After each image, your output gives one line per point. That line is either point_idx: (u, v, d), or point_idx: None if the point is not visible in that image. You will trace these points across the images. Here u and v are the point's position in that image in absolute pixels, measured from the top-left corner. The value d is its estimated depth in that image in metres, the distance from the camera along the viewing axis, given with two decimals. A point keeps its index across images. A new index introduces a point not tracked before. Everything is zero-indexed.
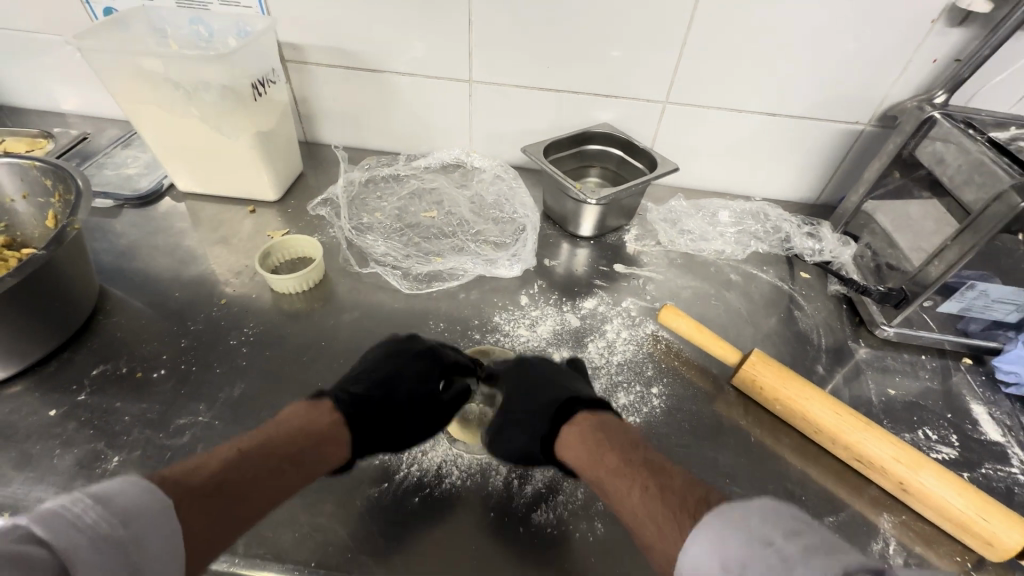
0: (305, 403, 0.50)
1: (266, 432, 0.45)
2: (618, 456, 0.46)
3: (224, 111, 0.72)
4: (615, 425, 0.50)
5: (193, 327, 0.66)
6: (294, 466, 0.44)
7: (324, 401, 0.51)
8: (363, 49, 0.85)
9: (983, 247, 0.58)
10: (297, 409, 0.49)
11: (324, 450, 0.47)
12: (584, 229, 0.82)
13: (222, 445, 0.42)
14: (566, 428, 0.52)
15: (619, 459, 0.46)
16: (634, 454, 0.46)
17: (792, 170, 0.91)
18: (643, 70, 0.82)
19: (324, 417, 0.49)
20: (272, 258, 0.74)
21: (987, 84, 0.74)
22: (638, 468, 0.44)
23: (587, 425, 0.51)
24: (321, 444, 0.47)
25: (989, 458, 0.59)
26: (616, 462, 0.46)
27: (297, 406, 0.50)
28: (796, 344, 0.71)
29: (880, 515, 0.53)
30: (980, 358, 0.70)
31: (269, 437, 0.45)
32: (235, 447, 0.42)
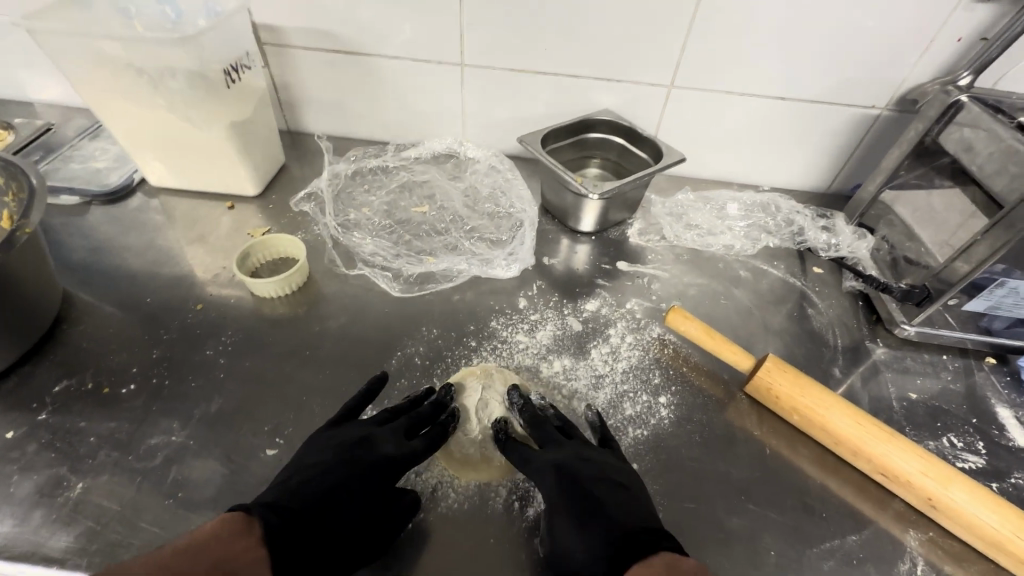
0: (235, 526, 0.35)
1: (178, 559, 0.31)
2: None
3: (194, 99, 0.66)
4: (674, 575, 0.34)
5: (166, 335, 0.61)
6: None
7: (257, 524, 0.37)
8: (346, 31, 0.79)
9: (1017, 242, 0.54)
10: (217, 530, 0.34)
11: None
12: (585, 224, 0.78)
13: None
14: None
15: None
16: None
17: (803, 159, 0.87)
18: (647, 51, 0.77)
19: (250, 554, 0.34)
20: (251, 259, 0.69)
21: (1015, 65, 0.69)
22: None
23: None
24: None
25: (1018, 467, 0.55)
26: None
27: (218, 525, 0.35)
28: (811, 345, 0.67)
29: (906, 531, 0.50)
30: (1003, 358, 0.66)
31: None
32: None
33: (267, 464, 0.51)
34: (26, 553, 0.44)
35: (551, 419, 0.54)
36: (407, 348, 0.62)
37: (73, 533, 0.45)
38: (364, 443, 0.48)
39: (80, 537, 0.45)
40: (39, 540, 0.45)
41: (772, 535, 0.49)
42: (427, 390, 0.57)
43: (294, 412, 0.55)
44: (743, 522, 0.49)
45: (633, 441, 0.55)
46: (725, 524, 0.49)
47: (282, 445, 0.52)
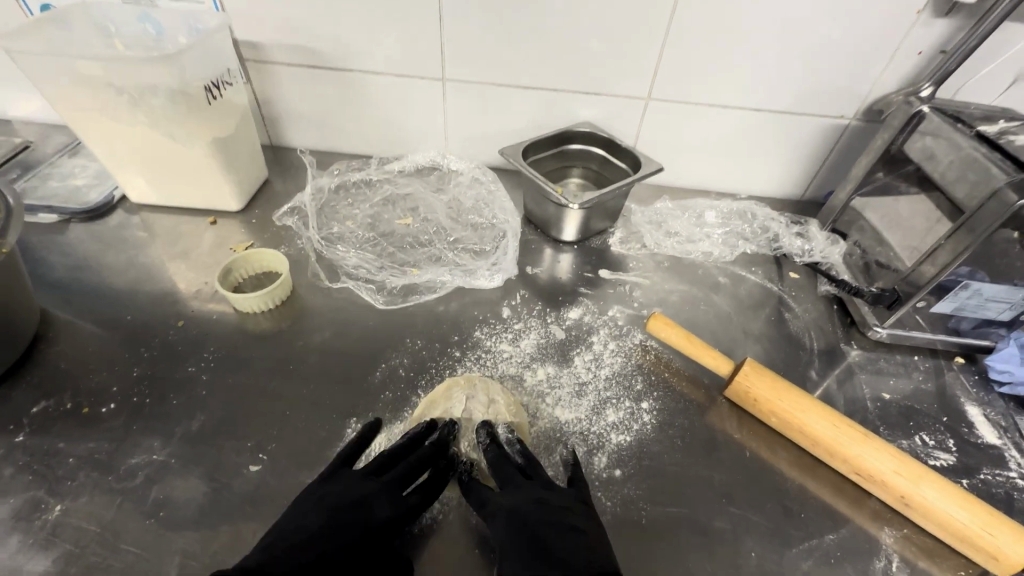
0: None
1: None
2: None
3: (175, 116, 0.66)
4: None
5: (147, 353, 0.61)
6: None
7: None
8: (328, 47, 0.80)
9: (978, 246, 0.56)
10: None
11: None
12: (567, 234, 0.79)
13: None
14: None
15: None
16: None
17: (777, 167, 0.89)
18: (624, 65, 0.79)
19: None
20: (234, 274, 0.69)
21: (972, 76, 0.72)
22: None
23: None
24: None
25: (987, 463, 0.57)
26: None
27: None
28: (788, 348, 0.69)
29: (881, 529, 0.51)
30: (972, 357, 0.69)
31: None
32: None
33: (251, 481, 0.51)
34: None
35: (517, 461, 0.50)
36: (392, 360, 0.62)
37: (52, 557, 0.45)
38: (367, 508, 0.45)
39: (59, 560, 0.44)
40: (17, 565, 0.44)
41: (753, 537, 0.50)
42: (426, 426, 0.53)
43: (278, 427, 0.55)
44: (724, 525, 0.50)
45: (616, 447, 0.55)
46: (707, 528, 0.50)
47: (265, 461, 0.52)
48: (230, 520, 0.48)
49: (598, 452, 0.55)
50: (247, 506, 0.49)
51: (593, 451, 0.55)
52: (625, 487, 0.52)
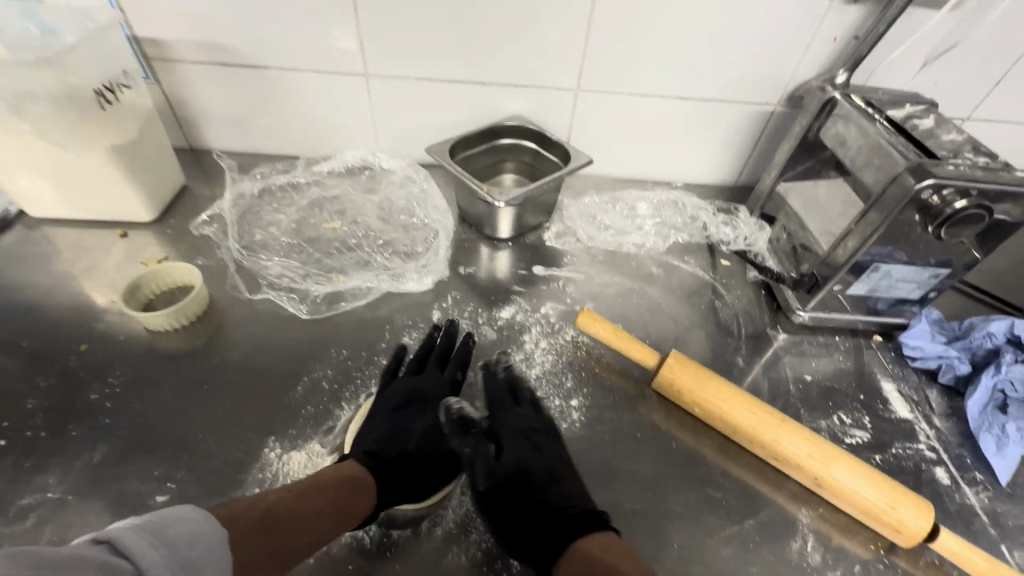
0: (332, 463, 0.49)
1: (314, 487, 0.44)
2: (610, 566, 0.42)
3: (64, 123, 0.62)
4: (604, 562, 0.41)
5: (45, 382, 0.57)
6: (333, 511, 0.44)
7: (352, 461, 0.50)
8: (240, 44, 0.75)
9: (885, 229, 0.58)
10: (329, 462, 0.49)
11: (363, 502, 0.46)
12: (501, 231, 0.78)
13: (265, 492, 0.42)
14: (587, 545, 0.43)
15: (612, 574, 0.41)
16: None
17: (710, 155, 0.90)
18: (551, 55, 0.77)
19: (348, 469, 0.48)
20: (143, 290, 0.65)
21: (883, 62, 0.74)
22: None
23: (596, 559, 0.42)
24: (353, 493, 0.46)
25: (899, 437, 0.59)
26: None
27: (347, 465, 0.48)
28: (717, 336, 0.70)
29: (799, 509, 0.53)
30: (889, 335, 0.71)
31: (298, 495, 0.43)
32: (283, 490, 0.43)
33: None
34: None
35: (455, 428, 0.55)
36: (315, 372, 0.60)
37: None
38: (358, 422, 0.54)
39: None
40: None
41: (675, 529, 0.50)
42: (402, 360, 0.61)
43: (189, 453, 0.52)
44: (648, 519, 0.51)
45: None
46: (632, 523, 0.51)
47: (174, 490, 0.49)
48: None
49: None
50: None
51: None
52: None
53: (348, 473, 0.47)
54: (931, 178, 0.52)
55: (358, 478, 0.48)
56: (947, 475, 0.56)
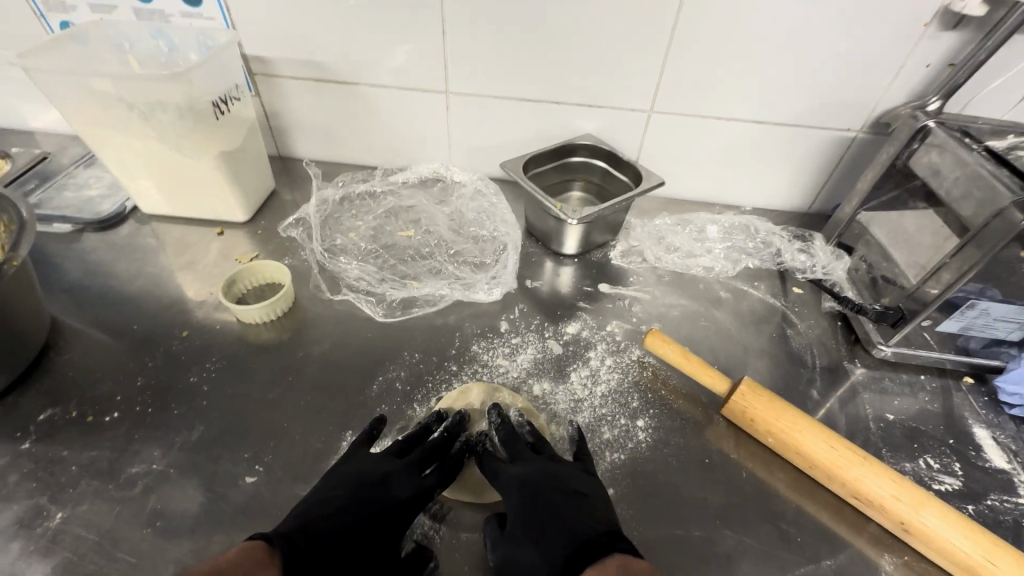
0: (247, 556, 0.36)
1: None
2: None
3: (183, 130, 0.68)
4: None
5: (151, 362, 0.62)
6: None
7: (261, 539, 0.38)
8: (335, 62, 0.81)
9: (985, 265, 0.55)
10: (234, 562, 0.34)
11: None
12: (567, 246, 0.79)
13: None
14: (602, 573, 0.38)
15: None
16: None
17: (783, 180, 0.88)
18: (627, 77, 0.79)
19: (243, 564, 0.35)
20: (237, 286, 0.70)
21: (981, 90, 0.71)
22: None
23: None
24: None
25: (995, 488, 0.55)
26: None
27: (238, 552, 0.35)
28: (789, 366, 0.68)
29: (881, 555, 0.50)
30: (981, 378, 0.67)
31: None
32: None
33: (246, 492, 0.51)
34: None
35: (524, 435, 0.56)
36: (389, 373, 0.63)
37: (50, 565, 0.45)
38: (382, 481, 0.49)
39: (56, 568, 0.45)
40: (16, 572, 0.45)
41: (747, 562, 0.49)
42: (438, 416, 0.57)
43: (275, 439, 0.55)
44: (719, 548, 0.50)
45: (610, 465, 0.55)
46: (702, 548, 0.49)
47: (261, 472, 0.53)
48: (224, 532, 0.49)
49: None
50: (242, 518, 0.50)
51: None
52: (617, 507, 0.52)
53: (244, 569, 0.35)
54: None
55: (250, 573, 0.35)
56: None
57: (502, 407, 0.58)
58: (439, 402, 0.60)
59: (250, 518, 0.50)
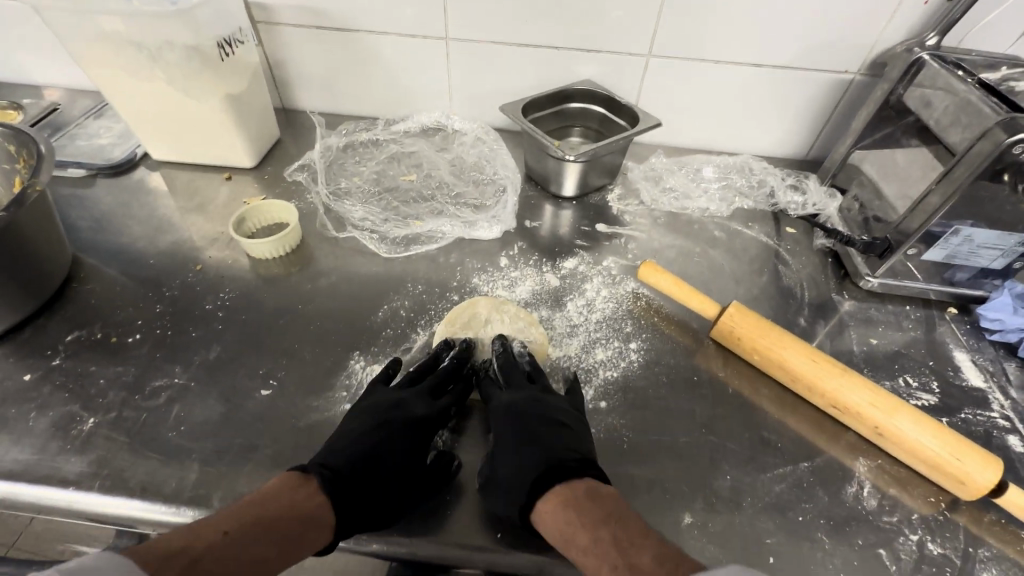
0: (292, 481, 0.44)
1: (246, 514, 0.40)
2: (586, 535, 0.41)
3: (191, 72, 0.70)
4: (592, 495, 0.44)
5: (168, 293, 0.65)
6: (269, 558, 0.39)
7: (314, 476, 0.45)
8: (335, 8, 0.82)
9: (968, 190, 0.56)
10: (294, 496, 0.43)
11: (311, 533, 0.42)
12: (566, 189, 0.81)
13: (199, 534, 0.38)
14: (541, 501, 0.45)
15: (590, 540, 0.41)
16: (607, 531, 0.41)
17: (781, 125, 0.89)
18: (625, 19, 0.79)
19: (311, 500, 0.43)
20: (247, 224, 0.73)
21: (979, 25, 0.71)
22: (609, 550, 0.40)
23: (561, 498, 0.44)
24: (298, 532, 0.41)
25: (970, 404, 0.58)
26: (587, 544, 0.41)
27: (284, 480, 0.44)
28: (779, 298, 0.71)
29: (856, 459, 0.53)
30: (965, 308, 0.69)
31: (244, 530, 0.39)
32: (217, 530, 0.39)
33: (262, 403, 0.55)
34: (43, 476, 0.48)
35: (524, 362, 0.59)
36: (394, 302, 0.66)
37: (85, 460, 0.50)
38: (394, 404, 0.52)
39: (91, 463, 0.50)
40: (55, 465, 0.49)
41: (729, 463, 0.52)
42: (445, 346, 0.60)
43: (287, 358, 0.59)
44: (703, 452, 0.53)
45: (602, 382, 0.59)
46: (686, 453, 0.53)
47: (275, 386, 0.56)
48: (242, 435, 0.52)
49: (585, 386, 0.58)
50: (257, 425, 0.53)
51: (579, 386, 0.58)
52: (608, 416, 0.56)
53: (298, 508, 0.42)
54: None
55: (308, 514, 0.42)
56: (1020, 443, 0.55)
57: (507, 339, 0.61)
58: (439, 325, 0.63)
59: (265, 425, 0.53)
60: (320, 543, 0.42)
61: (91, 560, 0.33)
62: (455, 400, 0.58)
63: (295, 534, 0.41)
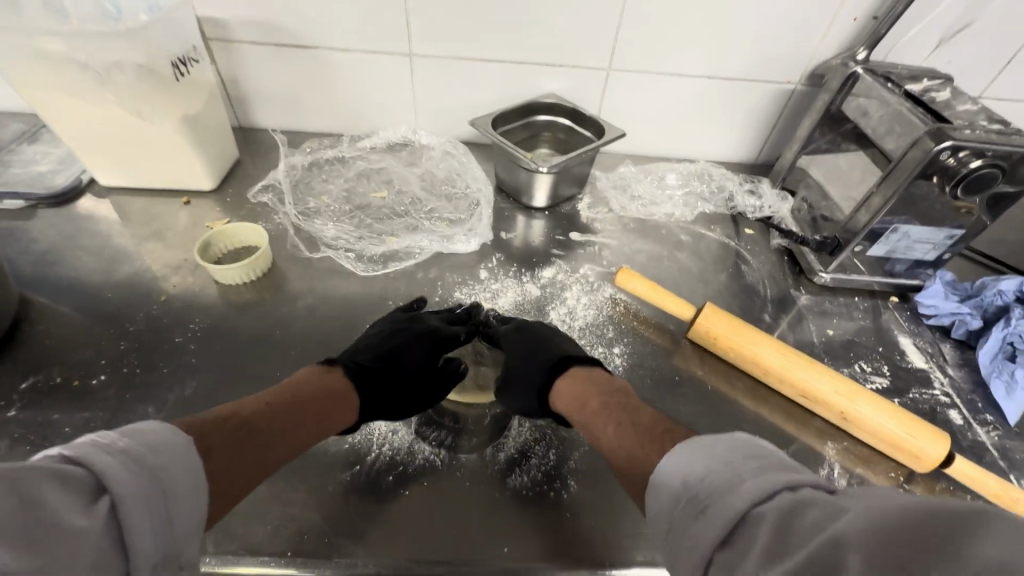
0: (318, 369, 0.51)
1: (287, 394, 0.46)
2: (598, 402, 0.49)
3: (144, 93, 0.66)
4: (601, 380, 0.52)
5: (133, 328, 0.62)
6: (311, 424, 0.46)
7: (337, 367, 0.53)
8: (294, 24, 0.80)
9: (903, 192, 0.63)
10: (317, 375, 0.50)
11: (339, 397, 0.50)
12: (538, 200, 0.82)
13: (246, 401, 0.44)
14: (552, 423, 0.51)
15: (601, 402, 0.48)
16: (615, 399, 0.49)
17: (733, 132, 0.95)
18: (586, 34, 0.82)
19: (337, 382, 0.51)
20: (214, 250, 0.70)
21: (900, 41, 0.79)
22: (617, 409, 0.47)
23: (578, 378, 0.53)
24: (333, 405, 0.49)
25: (916, 384, 0.65)
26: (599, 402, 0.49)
27: (311, 370, 0.51)
28: (743, 296, 0.75)
29: (825, 443, 0.58)
30: (904, 296, 0.76)
31: (290, 399, 0.46)
32: (265, 402, 0.45)
33: None
34: None
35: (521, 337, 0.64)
36: None
37: None
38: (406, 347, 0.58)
39: None
40: None
41: None
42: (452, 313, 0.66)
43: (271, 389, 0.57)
44: None
45: None
46: None
47: None
48: None
49: None
50: None
51: None
52: None
53: (330, 385, 0.50)
54: (949, 140, 0.57)
55: (337, 389, 0.50)
56: (960, 416, 0.62)
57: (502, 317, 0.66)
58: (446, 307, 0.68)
59: None
60: (345, 419, 0.50)
61: (148, 430, 0.34)
62: (447, 418, 0.57)
63: (329, 407, 0.48)
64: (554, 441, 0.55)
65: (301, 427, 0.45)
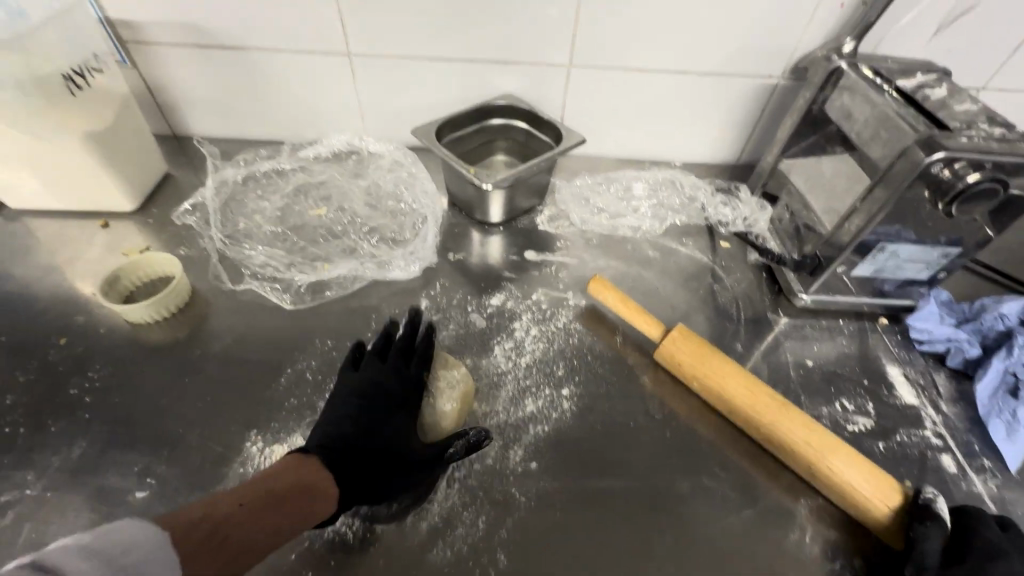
0: (291, 461, 0.46)
1: (259, 487, 0.41)
2: None
3: (33, 110, 0.59)
4: None
5: (24, 378, 0.56)
6: (285, 524, 0.40)
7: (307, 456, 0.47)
8: (216, 25, 0.72)
9: (890, 208, 0.55)
10: (289, 466, 0.45)
11: (318, 501, 0.44)
12: (492, 215, 0.75)
13: (216, 498, 0.39)
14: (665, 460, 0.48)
15: None
16: None
17: (710, 131, 0.86)
18: (541, 28, 0.74)
19: (317, 476, 0.45)
20: (123, 283, 0.63)
21: (891, 29, 0.70)
22: None
23: None
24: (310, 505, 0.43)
25: (903, 424, 0.57)
26: None
27: (283, 461, 0.45)
28: (715, 321, 0.68)
29: (798, 500, 0.51)
30: (896, 317, 0.69)
31: (261, 496, 0.40)
32: (237, 501, 0.39)
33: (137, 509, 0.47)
34: None
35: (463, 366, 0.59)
36: (299, 364, 0.59)
37: None
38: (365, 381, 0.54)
39: None
40: None
41: (669, 522, 0.49)
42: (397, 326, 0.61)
43: (169, 449, 0.51)
44: (642, 510, 0.49)
45: (533, 439, 0.53)
46: (624, 515, 0.49)
47: (153, 486, 0.48)
48: None
49: (514, 446, 0.53)
50: None
51: (508, 445, 0.53)
52: (540, 480, 0.50)
53: (307, 480, 0.44)
54: (942, 151, 0.49)
55: (313, 484, 0.44)
56: (953, 463, 0.55)
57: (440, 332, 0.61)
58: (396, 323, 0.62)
59: None
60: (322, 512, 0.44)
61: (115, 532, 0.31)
62: None
63: (307, 508, 0.42)
64: (485, 507, 0.48)
65: (274, 531, 0.40)
